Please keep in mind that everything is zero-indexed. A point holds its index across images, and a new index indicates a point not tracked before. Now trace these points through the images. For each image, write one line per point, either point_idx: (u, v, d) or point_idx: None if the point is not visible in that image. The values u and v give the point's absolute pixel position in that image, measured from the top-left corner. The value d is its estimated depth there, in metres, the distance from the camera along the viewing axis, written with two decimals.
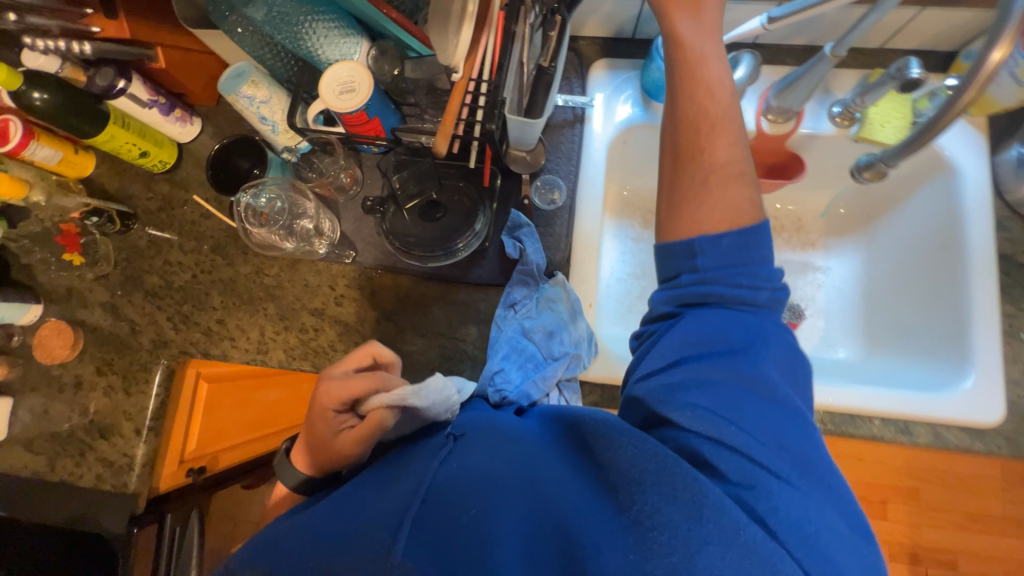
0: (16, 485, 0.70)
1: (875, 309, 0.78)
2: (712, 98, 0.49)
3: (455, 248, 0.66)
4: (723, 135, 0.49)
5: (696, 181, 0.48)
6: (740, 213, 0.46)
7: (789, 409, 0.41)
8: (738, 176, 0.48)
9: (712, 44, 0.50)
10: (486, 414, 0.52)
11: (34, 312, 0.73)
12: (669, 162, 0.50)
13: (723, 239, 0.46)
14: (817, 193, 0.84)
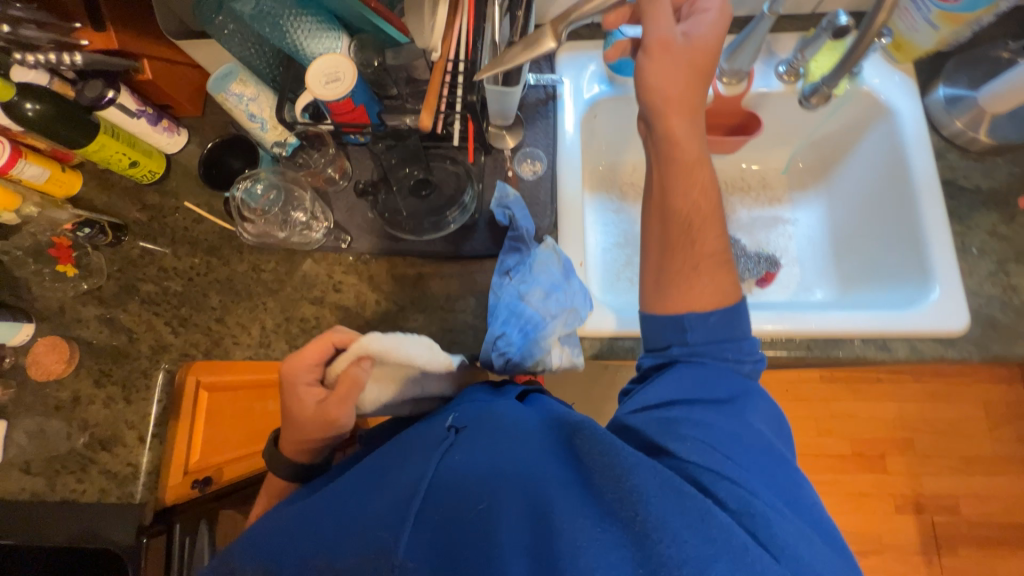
0: (17, 508, 0.68)
1: (842, 249, 0.84)
2: (698, 193, 0.54)
3: (448, 222, 0.69)
4: (711, 229, 0.54)
5: (687, 267, 0.53)
6: (723, 297, 0.52)
7: (776, 454, 0.46)
8: (722, 264, 0.53)
9: (693, 138, 0.54)
10: (486, 403, 0.54)
11: (25, 332, 0.72)
12: (657, 241, 0.55)
13: (711, 317, 0.51)
14: (776, 151, 0.91)
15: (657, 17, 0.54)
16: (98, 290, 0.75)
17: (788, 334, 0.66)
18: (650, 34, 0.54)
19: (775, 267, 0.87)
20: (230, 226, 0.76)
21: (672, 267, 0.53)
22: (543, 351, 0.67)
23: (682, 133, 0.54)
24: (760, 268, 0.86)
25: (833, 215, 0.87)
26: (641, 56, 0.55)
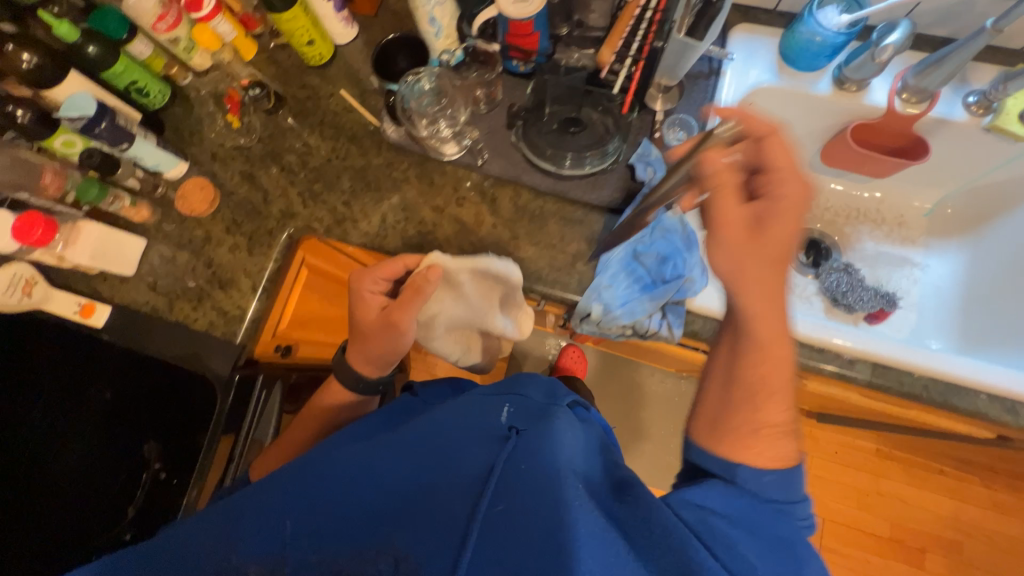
0: (136, 317, 0.75)
1: (972, 306, 0.78)
2: (768, 351, 0.47)
3: (584, 163, 0.71)
4: (779, 397, 0.47)
5: (748, 430, 0.46)
6: (782, 464, 0.46)
7: None
8: (784, 436, 0.47)
9: (768, 290, 0.47)
10: (529, 417, 0.58)
11: (181, 169, 0.79)
12: (713, 398, 0.50)
13: (765, 477, 0.45)
14: (925, 189, 0.85)
15: (727, 202, 0.48)
16: (246, 149, 0.81)
17: (900, 364, 0.63)
18: (712, 222, 0.49)
19: (892, 307, 0.81)
20: (376, 122, 0.79)
21: (728, 432, 0.47)
22: (646, 312, 0.66)
23: (759, 283, 0.47)
24: (875, 304, 0.82)
25: (971, 269, 0.80)
26: (709, 234, 0.49)
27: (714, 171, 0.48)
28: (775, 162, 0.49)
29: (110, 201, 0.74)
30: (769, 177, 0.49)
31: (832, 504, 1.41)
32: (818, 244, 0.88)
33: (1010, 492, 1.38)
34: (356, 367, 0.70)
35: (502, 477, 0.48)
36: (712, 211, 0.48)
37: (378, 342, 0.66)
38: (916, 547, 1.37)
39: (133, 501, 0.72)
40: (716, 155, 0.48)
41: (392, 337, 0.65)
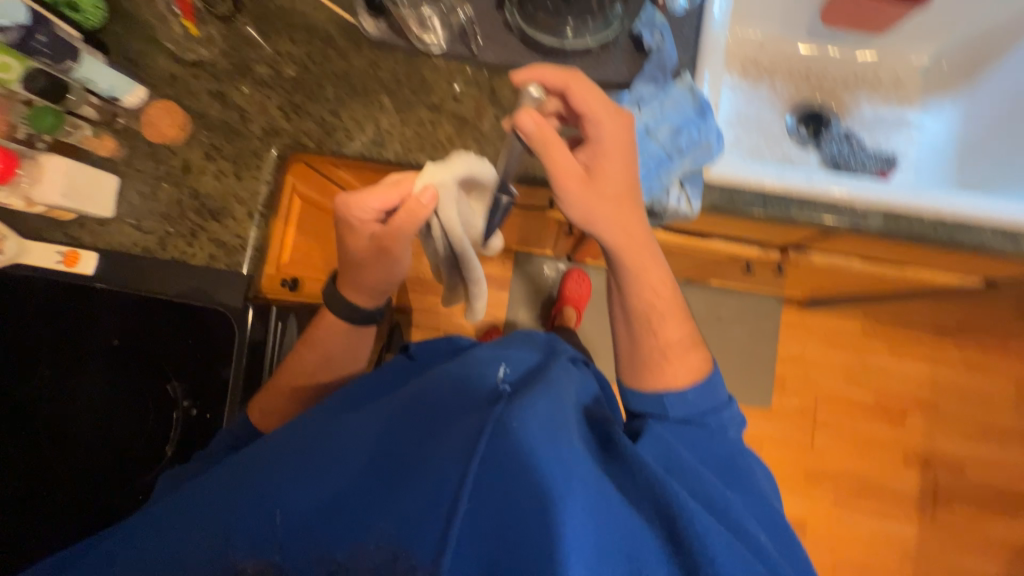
0: (128, 260, 0.70)
1: (967, 155, 0.80)
2: (654, 291, 0.67)
3: (586, 35, 0.67)
4: (673, 320, 0.68)
5: (656, 355, 0.66)
6: (693, 372, 0.66)
7: (739, 471, 0.61)
8: (688, 348, 0.67)
9: (641, 241, 0.63)
10: (509, 388, 0.60)
11: (139, 94, 0.69)
12: (628, 340, 0.69)
13: (689, 394, 0.64)
14: (921, 44, 0.84)
15: (555, 152, 0.54)
16: (209, 65, 0.73)
17: (909, 210, 0.65)
18: (554, 176, 0.56)
19: (890, 168, 0.83)
20: (350, 18, 0.72)
21: (644, 363, 0.67)
22: (663, 188, 0.66)
23: (639, 254, 0.64)
24: (875, 165, 0.83)
25: (966, 118, 0.81)
26: (556, 188, 0.57)
27: (535, 128, 0.53)
28: (582, 105, 0.57)
29: (71, 131, 0.67)
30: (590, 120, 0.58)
31: (823, 383, 1.52)
32: (818, 116, 0.87)
33: (980, 351, 1.51)
34: (356, 299, 0.68)
35: (495, 441, 0.50)
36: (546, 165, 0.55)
37: (374, 271, 0.64)
38: (899, 410, 1.50)
39: (172, 439, 0.72)
40: (527, 114, 0.53)
41: (386, 266, 0.64)
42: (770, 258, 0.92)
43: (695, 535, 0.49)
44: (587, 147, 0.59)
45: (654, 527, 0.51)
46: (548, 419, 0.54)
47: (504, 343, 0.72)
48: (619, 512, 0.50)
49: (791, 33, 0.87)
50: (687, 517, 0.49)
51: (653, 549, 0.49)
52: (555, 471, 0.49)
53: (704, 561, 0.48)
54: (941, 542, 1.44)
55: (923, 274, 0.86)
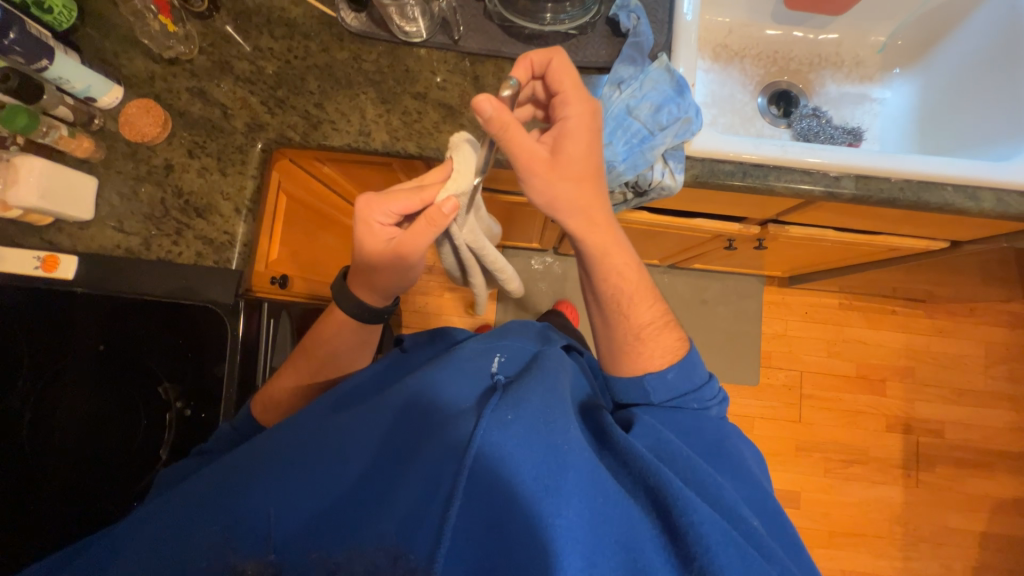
0: (110, 262, 0.67)
1: (926, 125, 0.85)
2: (624, 277, 0.67)
3: (563, 18, 0.69)
4: (646, 302, 0.69)
5: (630, 337, 0.68)
6: (669, 353, 0.68)
7: (727, 452, 0.61)
8: (662, 330, 0.69)
9: (606, 228, 0.64)
10: (508, 379, 0.60)
11: (116, 94, 0.69)
12: (603, 324, 0.71)
13: (668, 374, 0.65)
14: (878, 24, 0.89)
15: (515, 138, 0.52)
16: (187, 62, 0.72)
17: (877, 173, 0.69)
18: (518, 159, 0.54)
19: (858, 140, 0.87)
20: (333, 12, 0.73)
21: (619, 346, 0.69)
22: (648, 163, 0.68)
23: (605, 240, 0.64)
24: (843, 139, 0.87)
25: (923, 88, 0.86)
26: (520, 173, 0.57)
27: (494, 113, 0.50)
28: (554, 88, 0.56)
29: (46, 132, 0.64)
30: (558, 101, 0.57)
31: (807, 357, 1.57)
32: (787, 94, 0.91)
33: (949, 318, 1.59)
34: (359, 296, 0.67)
35: (490, 433, 0.50)
36: (507, 151, 0.53)
37: (388, 275, 0.63)
38: (879, 379, 1.56)
39: (166, 442, 0.71)
40: (486, 97, 0.49)
41: (402, 270, 0.62)
42: (751, 233, 0.95)
43: (690, 526, 0.48)
44: (552, 130, 0.58)
45: (650, 519, 0.51)
46: (544, 409, 0.54)
47: (500, 335, 0.73)
48: (615, 503, 0.50)
49: (758, 16, 0.90)
50: (680, 506, 0.49)
51: (648, 539, 0.49)
52: (551, 460, 0.49)
53: (700, 549, 0.47)
54: (926, 503, 1.50)
55: (893, 240, 0.91)
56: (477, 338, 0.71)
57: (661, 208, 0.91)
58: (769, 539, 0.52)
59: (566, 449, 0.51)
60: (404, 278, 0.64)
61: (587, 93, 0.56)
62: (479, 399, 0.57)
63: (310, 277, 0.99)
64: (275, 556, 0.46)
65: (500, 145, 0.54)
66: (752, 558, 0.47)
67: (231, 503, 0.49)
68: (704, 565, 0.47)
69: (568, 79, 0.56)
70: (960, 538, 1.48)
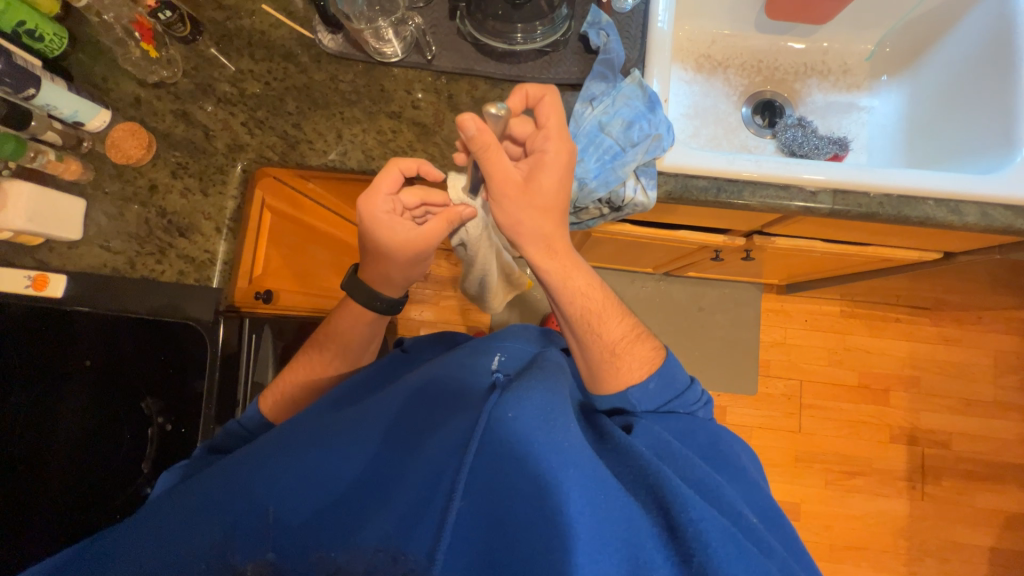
0: (97, 280, 0.70)
1: (915, 134, 0.83)
2: (589, 296, 0.66)
3: (537, 35, 0.69)
4: (617, 317, 0.68)
5: (605, 354, 0.66)
6: (648, 363, 0.67)
7: (726, 456, 0.60)
8: (636, 341, 0.68)
9: (568, 255, 0.65)
10: (508, 381, 0.61)
11: (103, 118, 0.72)
12: (575, 343, 0.69)
13: (649, 385, 0.65)
14: (866, 31, 0.88)
15: (491, 159, 0.55)
16: (171, 85, 0.74)
17: (856, 187, 0.68)
18: (493, 177, 0.57)
19: (844, 150, 0.86)
20: (310, 34, 0.74)
21: (596, 364, 0.67)
22: (619, 181, 0.68)
23: (565, 265, 0.65)
24: (829, 149, 0.85)
25: (911, 97, 0.84)
26: (492, 190, 0.59)
27: (478, 133, 0.51)
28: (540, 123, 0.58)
29: (34, 156, 0.66)
30: (541, 135, 0.59)
31: (807, 366, 1.54)
32: (772, 104, 0.90)
33: (956, 326, 1.54)
34: (372, 291, 0.71)
35: (491, 430, 0.52)
36: (483, 167, 0.56)
37: (403, 266, 0.67)
38: (883, 388, 1.53)
39: (148, 456, 0.73)
40: (472, 116, 0.50)
41: (419, 259, 0.67)
42: (737, 244, 0.94)
43: (689, 523, 0.47)
44: (530, 159, 0.60)
45: (652, 518, 0.49)
46: (544, 406, 0.54)
47: (503, 334, 0.76)
48: (617, 498, 0.49)
49: (742, 26, 0.89)
50: (680, 503, 0.48)
51: (649, 537, 0.48)
52: (550, 457, 0.49)
53: (699, 547, 0.46)
54: (932, 517, 1.46)
55: (883, 251, 0.89)
56: (477, 340, 0.74)
57: (643, 220, 0.90)
58: (772, 538, 0.51)
59: (565, 446, 0.51)
60: (418, 265, 0.68)
61: (569, 135, 0.59)
62: (481, 399, 0.58)
63: (299, 291, 1.01)
64: (275, 556, 0.48)
65: (478, 162, 0.56)
66: (751, 554, 0.46)
67: (234, 504, 0.50)
68: (703, 562, 0.45)
69: (556, 117, 0.59)
70: (967, 553, 1.44)
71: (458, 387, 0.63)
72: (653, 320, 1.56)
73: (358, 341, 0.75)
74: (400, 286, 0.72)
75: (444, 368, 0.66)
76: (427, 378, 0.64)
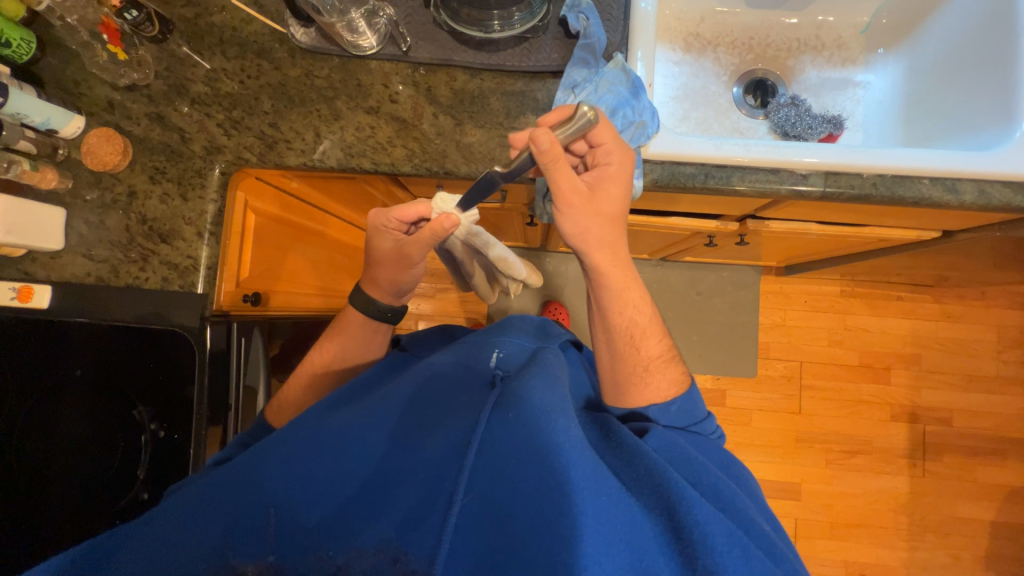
0: (80, 288, 0.70)
1: (913, 109, 0.80)
2: (638, 311, 0.67)
3: (514, 22, 0.67)
4: (655, 337, 0.68)
5: (638, 369, 0.66)
6: (674, 385, 0.66)
7: (735, 470, 0.61)
8: (668, 363, 0.67)
9: (621, 269, 0.64)
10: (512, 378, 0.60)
11: (77, 123, 0.70)
12: (609, 354, 0.68)
13: (671, 407, 0.64)
14: (862, 3, 0.84)
15: (560, 173, 0.56)
16: (144, 88, 0.73)
17: (849, 169, 0.65)
18: (560, 189, 0.57)
19: (838, 128, 0.82)
20: (283, 29, 0.72)
21: (624, 374, 0.66)
22: None
23: (625, 277, 0.65)
24: (824, 128, 0.82)
25: (909, 71, 0.81)
26: (557, 203, 0.59)
27: (549, 147, 0.52)
28: (598, 138, 0.59)
29: (7, 167, 0.64)
30: (600, 149, 0.59)
31: (807, 347, 1.53)
32: (764, 83, 0.87)
33: (957, 302, 1.52)
34: (368, 292, 0.73)
35: (490, 432, 0.52)
36: (551, 180, 0.56)
37: (389, 270, 0.69)
38: (884, 367, 1.52)
39: (142, 463, 0.74)
40: (546, 132, 0.51)
41: (403, 269, 0.68)
42: (731, 229, 0.92)
43: (695, 525, 0.47)
44: (592, 172, 0.60)
45: (656, 518, 0.49)
46: (544, 405, 0.54)
47: (502, 328, 0.75)
48: (620, 502, 0.48)
49: (731, 1, 0.86)
50: (686, 505, 0.48)
51: (653, 538, 0.48)
52: (552, 459, 0.49)
53: (704, 549, 0.46)
54: (934, 493, 1.46)
55: (880, 230, 0.86)
56: (474, 336, 0.73)
57: (633, 208, 0.88)
58: (779, 543, 0.51)
59: (567, 446, 0.50)
60: (406, 277, 0.69)
61: (627, 145, 0.60)
62: (480, 398, 0.58)
63: (288, 291, 1.00)
64: (275, 557, 0.45)
65: (545, 175, 0.56)
66: (755, 557, 0.46)
67: (226, 502, 0.48)
68: (707, 564, 0.45)
69: (609, 128, 0.59)
70: (968, 526, 1.45)
71: (458, 384, 0.62)
72: None
73: (349, 343, 0.75)
74: (391, 297, 0.73)
75: (443, 366, 0.65)
76: (428, 376, 0.63)
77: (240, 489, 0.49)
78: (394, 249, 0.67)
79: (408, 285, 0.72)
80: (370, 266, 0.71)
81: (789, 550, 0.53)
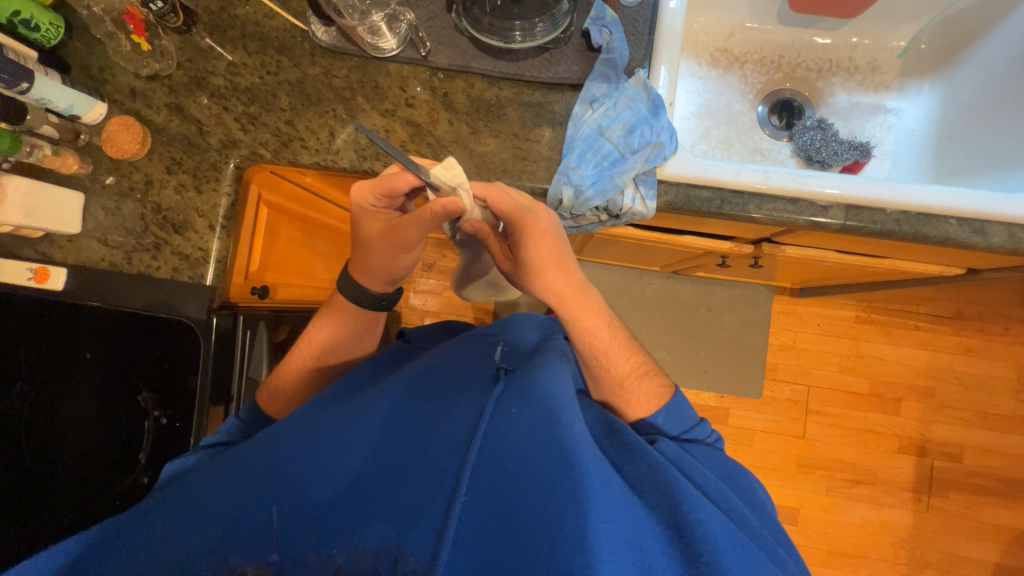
0: (91, 273, 0.71)
1: (945, 143, 0.77)
2: (604, 336, 0.67)
3: (536, 33, 0.65)
4: (628, 350, 0.69)
5: (614, 389, 0.67)
6: (660, 396, 0.68)
7: (735, 474, 0.61)
8: (643, 376, 0.68)
9: (582, 297, 0.65)
10: (518, 375, 0.60)
11: (100, 110, 0.71)
12: (589, 376, 0.70)
13: (658, 418, 0.65)
14: (900, 26, 0.81)
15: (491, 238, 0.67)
16: (165, 78, 0.73)
17: (872, 203, 0.63)
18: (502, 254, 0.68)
19: (865, 157, 0.79)
20: (303, 25, 0.72)
21: (608, 391, 0.68)
22: (617, 189, 0.64)
23: (587, 309, 0.65)
24: (850, 155, 0.79)
25: (945, 102, 0.78)
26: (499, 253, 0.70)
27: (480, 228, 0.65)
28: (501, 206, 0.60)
29: (30, 151, 0.66)
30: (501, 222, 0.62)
31: (816, 371, 1.50)
32: (791, 104, 0.84)
33: (978, 336, 1.47)
34: (360, 280, 0.70)
35: (492, 429, 0.52)
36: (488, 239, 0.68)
37: (384, 255, 0.66)
38: (894, 398, 1.48)
39: (144, 448, 0.76)
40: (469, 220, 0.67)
41: (399, 251, 0.65)
42: (745, 251, 0.90)
43: (698, 524, 0.47)
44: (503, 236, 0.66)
45: (657, 517, 0.49)
46: (549, 403, 0.54)
47: (505, 325, 0.75)
48: (623, 502, 0.48)
49: (763, 18, 0.83)
50: (688, 504, 0.48)
51: (655, 539, 0.47)
52: (555, 456, 0.49)
53: (707, 548, 0.45)
54: (936, 529, 1.43)
55: (902, 264, 0.84)
56: (480, 330, 0.74)
57: (646, 226, 0.86)
58: (777, 544, 0.51)
59: (570, 443, 0.50)
60: (403, 261, 0.67)
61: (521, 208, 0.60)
62: (482, 392, 0.58)
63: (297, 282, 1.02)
64: (278, 555, 0.44)
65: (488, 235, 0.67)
66: (758, 558, 0.46)
67: (225, 498, 0.47)
68: (710, 562, 0.44)
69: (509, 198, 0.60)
70: (970, 566, 1.41)
71: (459, 381, 0.62)
72: (657, 319, 1.54)
73: (351, 328, 0.75)
74: (387, 282, 0.71)
75: (445, 361, 0.66)
76: (430, 372, 0.64)
77: (242, 482, 0.49)
78: (388, 229, 0.64)
79: (404, 271, 0.70)
80: (360, 253, 0.68)
81: (791, 559, 0.52)
